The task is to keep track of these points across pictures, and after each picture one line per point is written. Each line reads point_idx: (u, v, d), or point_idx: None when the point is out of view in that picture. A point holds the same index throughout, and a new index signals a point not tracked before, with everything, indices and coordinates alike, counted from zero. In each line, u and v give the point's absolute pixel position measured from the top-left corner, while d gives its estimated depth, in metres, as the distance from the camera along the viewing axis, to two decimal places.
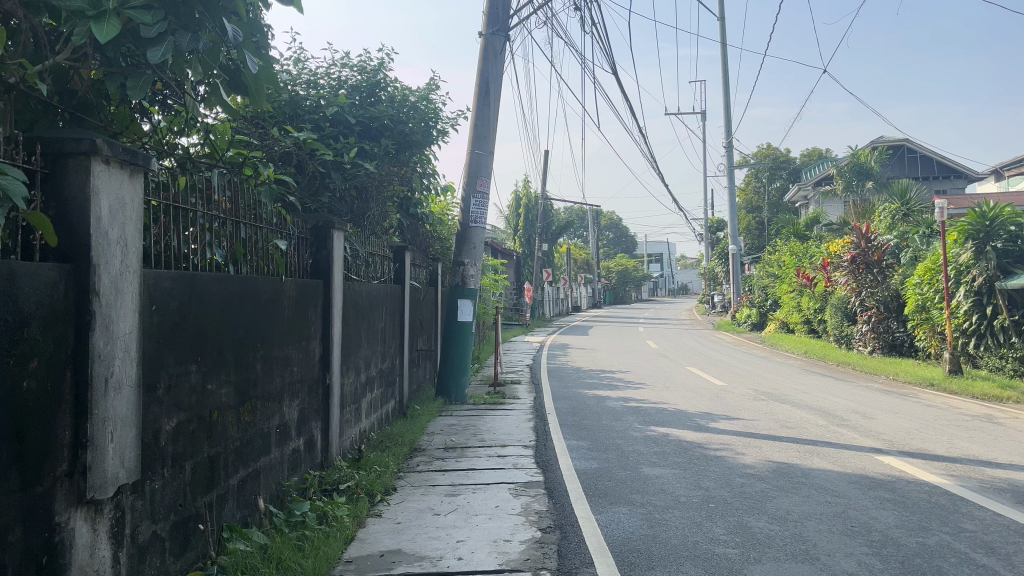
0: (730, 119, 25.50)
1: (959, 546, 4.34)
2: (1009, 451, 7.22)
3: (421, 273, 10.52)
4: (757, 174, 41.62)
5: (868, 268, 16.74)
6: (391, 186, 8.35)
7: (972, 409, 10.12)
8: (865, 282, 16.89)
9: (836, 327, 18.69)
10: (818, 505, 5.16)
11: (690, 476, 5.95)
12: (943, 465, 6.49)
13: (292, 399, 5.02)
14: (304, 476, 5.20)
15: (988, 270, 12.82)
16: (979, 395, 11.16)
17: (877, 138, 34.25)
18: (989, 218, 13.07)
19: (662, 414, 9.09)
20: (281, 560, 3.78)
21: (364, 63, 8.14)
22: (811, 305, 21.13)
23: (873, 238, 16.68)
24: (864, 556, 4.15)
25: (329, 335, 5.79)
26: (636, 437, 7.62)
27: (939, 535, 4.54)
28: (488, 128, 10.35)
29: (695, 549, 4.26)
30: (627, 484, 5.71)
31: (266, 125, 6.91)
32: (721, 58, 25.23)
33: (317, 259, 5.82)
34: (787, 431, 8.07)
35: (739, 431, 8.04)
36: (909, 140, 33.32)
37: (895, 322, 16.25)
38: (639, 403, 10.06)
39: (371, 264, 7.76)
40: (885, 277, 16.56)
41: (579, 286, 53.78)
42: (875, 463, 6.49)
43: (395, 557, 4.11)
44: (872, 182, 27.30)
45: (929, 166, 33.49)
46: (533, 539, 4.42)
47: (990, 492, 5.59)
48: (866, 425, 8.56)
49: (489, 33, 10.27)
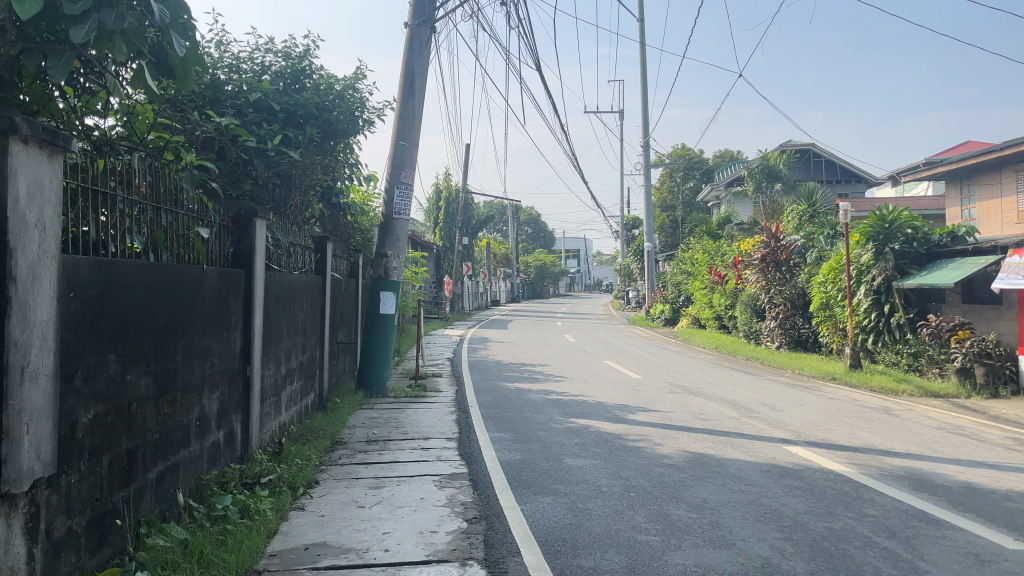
0: (647, 119, 26.05)
1: (863, 530, 4.59)
2: (904, 441, 7.68)
3: (343, 264, 10.36)
4: (672, 174, 42.71)
5: (777, 266, 17.48)
6: (314, 174, 8.21)
7: (870, 401, 10.70)
8: (774, 280, 17.59)
9: (746, 323, 19.37)
10: (732, 493, 5.37)
11: (610, 466, 6.08)
12: (847, 455, 6.82)
13: (211, 391, 4.89)
14: (223, 470, 5.06)
15: (887, 270, 13.56)
16: (878, 388, 11.78)
17: (785, 143, 35.64)
18: (888, 221, 13.81)
19: (582, 407, 9.25)
20: (203, 556, 3.70)
21: (289, 48, 7.94)
22: (722, 301, 21.84)
23: (782, 238, 17.39)
24: (776, 541, 4.35)
25: (250, 326, 5.66)
26: (558, 429, 7.73)
27: (844, 520, 4.80)
28: (413, 119, 10.30)
29: (618, 536, 4.37)
30: (550, 474, 5.80)
31: (186, 108, 6.69)
32: (641, 58, 25.76)
33: (239, 248, 5.69)
34: (701, 422, 8.35)
35: (656, 422, 8.27)
36: (815, 145, 34.79)
37: (801, 319, 16.99)
38: (559, 395, 10.20)
39: (292, 253, 7.61)
40: (792, 275, 17.34)
41: (498, 281, 54.04)
42: (784, 453, 6.79)
43: (321, 550, 4.08)
44: (780, 184, 28.41)
45: (833, 170, 35.11)
46: (459, 529, 4.45)
47: (890, 479, 5.92)
48: (776, 417, 8.92)
49: (414, 24, 10.18)
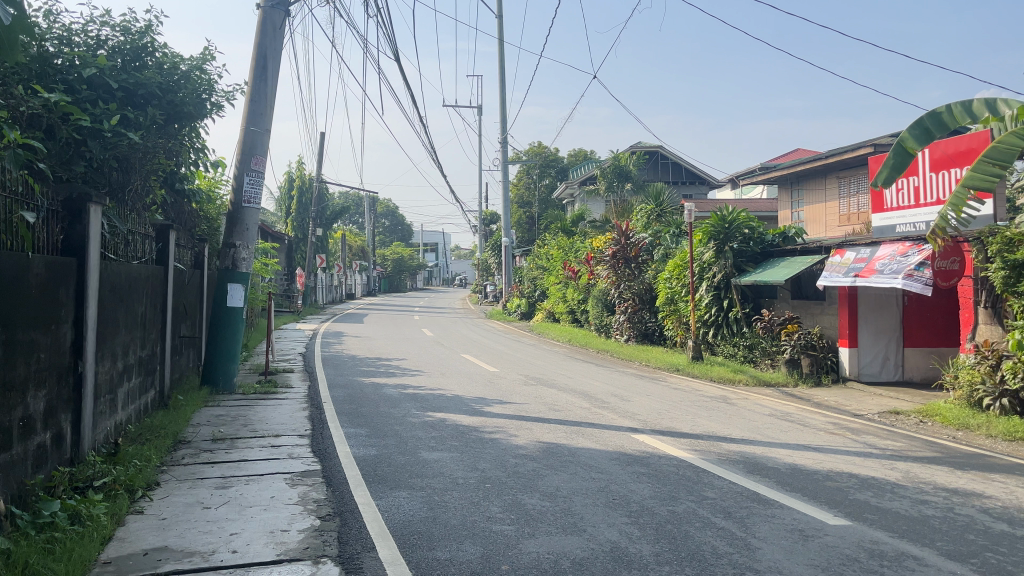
0: (505, 115, 26.36)
1: (703, 512, 4.87)
2: (739, 427, 8.21)
3: (186, 255, 9.82)
4: (529, 170, 43.45)
5: (626, 263, 18.30)
6: (156, 158, 7.73)
7: (709, 391, 11.35)
8: (624, 276, 18.33)
9: (597, 318, 20.04)
10: (584, 481, 5.55)
11: (466, 459, 6.12)
12: (688, 441, 7.21)
13: (37, 389, 4.51)
14: (50, 474, 4.68)
15: (726, 268, 14.47)
16: (716, 378, 12.52)
17: (635, 144, 37.11)
18: (728, 222, 14.73)
19: (438, 401, 9.25)
20: (27, 567, 3.42)
21: (128, 23, 7.42)
22: (575, 296, 22.48)
23: (631, 236, 18.27)
24: (624, 525, 4.53)
25: (82, 319, 5.26)
26: (413, 423, 7.69)
27: (686, 503, 5.07)
28: (264, 105, 9.91)
29: (474, 528, 4.41)
30: (406, 468, 5.77)
31: (9, 81, 6.12)
32: (499, 55, 26.03)
33: (70, 235, 5.28)
34: (554, 413, 8.56)
35: (511, 414, 8.40)
36: (662, 148, 36.44)
37: (648, 313, 17.78)
38: (415, 390, 10.15)
39: (130, 242, 7.14)
40: (640, 271, 18.18)
41: (353, 274, 53.03)
42: (631, 441, 7.08)
43: (162, 555, 3.86)
44: (631, 184, 29.58)
45: (679, 172, 36.92)
46: (312, 527, 4.34)
47: (727, 463, 6.31)
48: (624, 407, 9.29)
49: (266, 5, 9.78)
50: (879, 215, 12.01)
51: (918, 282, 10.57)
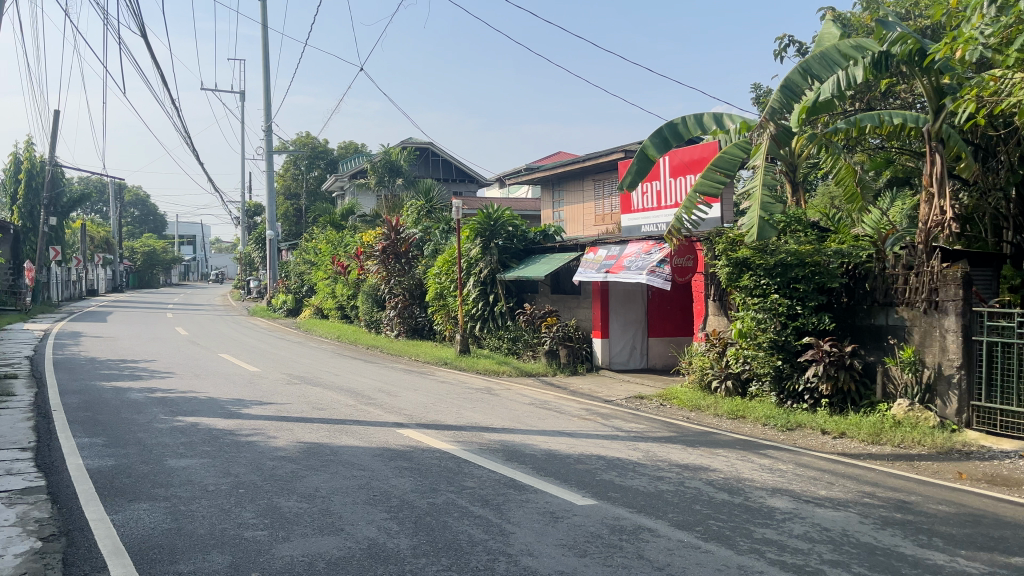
0: (269, 104, 25.26)
1: (462, 502, 4.98)
2: (500, 417, 8.51)
3: None
4: (296, 162, 41.97)
5: (396, 258, 18.28)
6: None
7: (475, 383, 11.66)
8: (394, 271, 18.30)
9: (367, 313, 19.83)
10: (344, 479, 5.46)
11: (218, 464, 5.79)
12: (451, 433, 7.35)
13: None
14: None
15: (492, 263, 14.96)
16: (482, 370, 12.90)
17: (406, 140, 37.15)
18: (493, 219, 15.11)
19: (190, 404, 8.66)
20: None
21: None
22: (345, 291, 22.07)
23: (401, 231, 18.27)
24: (382, 521, 4.53)
25: None
26: (161, 429, 7.14)
27: (445, 494, 5.17)
28: None
29: (223, 536, 4.18)
30: (149, 478, 5.34)
31: None
32: (263, 40, 24.88)
33: None
34: (317, 412, 8.35)
35: (272, 415, 8.07)
36: (433, 144, 36.80)
37: (417, 308, 17.89)
38: (165, 393, 9.43)
39: None
40: (410, 266, 18.26)
41: (96, 269, 48.18)
42: (395, 436, 7.09)
43: None
44: (401, 180, 29.59)
45: (449, 169, 37.51)
46: (31, 551, 3.87)
47: (487, 453, 6.51)
48: (390, 402, 9.26)
49: None
50: (629, 216, 13.15)
51: (660, 277, 11.51)
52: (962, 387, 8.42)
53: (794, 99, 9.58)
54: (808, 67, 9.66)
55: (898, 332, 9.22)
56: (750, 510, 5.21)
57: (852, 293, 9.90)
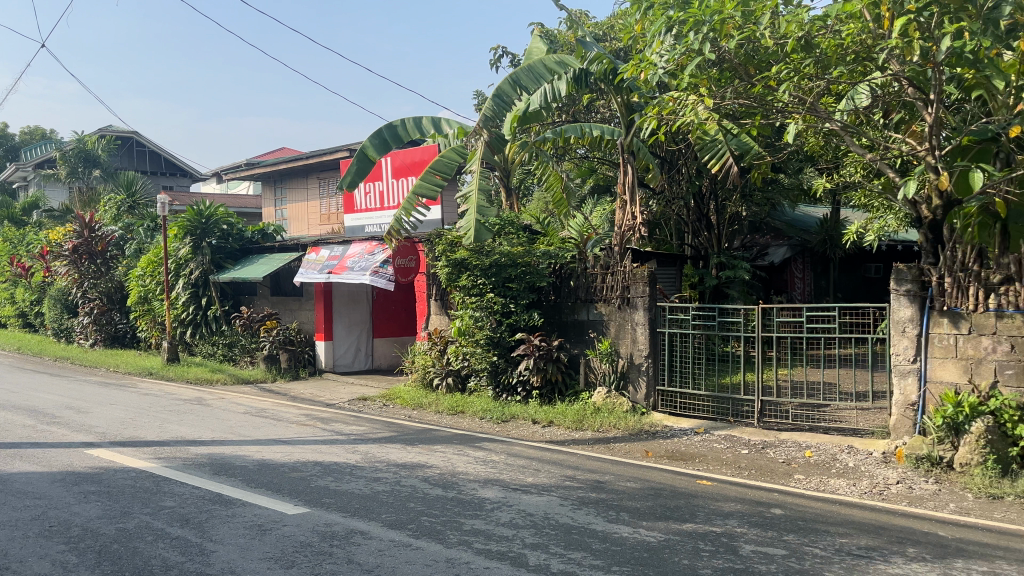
0: None
1: (157, 524, 4.58)
2: (210, 428, 7.99)
3: None
4: None
5: (90, 258, 16.42)
6: None
7: (184, 393, 10.84)
8: (88, 273, 16.43)
9: (55, 321, 17.60)
10: (13, 511, 4.78)
11: None
12: (151, 450, 6.75)
13: None
14: None
15: (204, 264, 14.03)
16: (193, 379, 12.03)
17: (106, 128, 33.58)
18: (205, 217, 14.20)
19: None
20: None
21: None
22: (27, 296, 19.39)
23: (96, 228, 16.43)
24: (58, 555, 4.02)
25: None
26: None
27: (139, 517, 4.73)
28: None
29: None
30: None
31: None
32: None
33: None
34: None
35: None
36: (138, 134, 33.65)
37: (118, 314, 16.23)
38: None
39: None
40: (108, 268, 16.52)
41: None
42: (83, 458, 6.36)
43: None
44: (99, 171, 26.69)
45: (157, 162, 34.53)
46: None
47: (191, 468, 6.06)
48: (80, 420, 8.28)
49: None
50: (351, 216, 13.05)
51: (383, 277, 11.57)
52: (650, 373, 9.43)
53: (506, 108, 10.13)
54: (518, 79, 10.26)
55: (597, 326, 10.10)
56: (462, 504, 5.38)
57: (559, 291, 10.67)
